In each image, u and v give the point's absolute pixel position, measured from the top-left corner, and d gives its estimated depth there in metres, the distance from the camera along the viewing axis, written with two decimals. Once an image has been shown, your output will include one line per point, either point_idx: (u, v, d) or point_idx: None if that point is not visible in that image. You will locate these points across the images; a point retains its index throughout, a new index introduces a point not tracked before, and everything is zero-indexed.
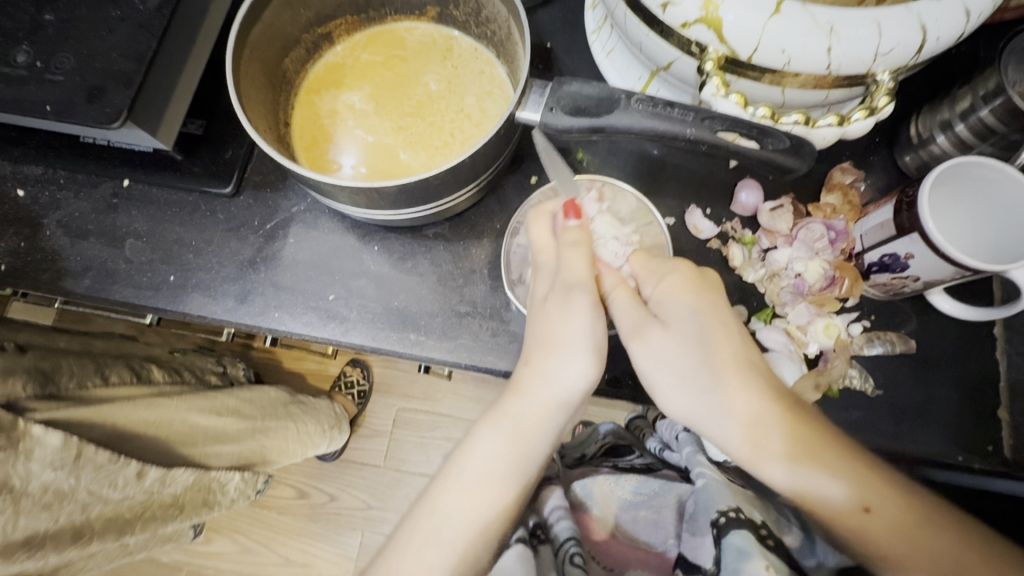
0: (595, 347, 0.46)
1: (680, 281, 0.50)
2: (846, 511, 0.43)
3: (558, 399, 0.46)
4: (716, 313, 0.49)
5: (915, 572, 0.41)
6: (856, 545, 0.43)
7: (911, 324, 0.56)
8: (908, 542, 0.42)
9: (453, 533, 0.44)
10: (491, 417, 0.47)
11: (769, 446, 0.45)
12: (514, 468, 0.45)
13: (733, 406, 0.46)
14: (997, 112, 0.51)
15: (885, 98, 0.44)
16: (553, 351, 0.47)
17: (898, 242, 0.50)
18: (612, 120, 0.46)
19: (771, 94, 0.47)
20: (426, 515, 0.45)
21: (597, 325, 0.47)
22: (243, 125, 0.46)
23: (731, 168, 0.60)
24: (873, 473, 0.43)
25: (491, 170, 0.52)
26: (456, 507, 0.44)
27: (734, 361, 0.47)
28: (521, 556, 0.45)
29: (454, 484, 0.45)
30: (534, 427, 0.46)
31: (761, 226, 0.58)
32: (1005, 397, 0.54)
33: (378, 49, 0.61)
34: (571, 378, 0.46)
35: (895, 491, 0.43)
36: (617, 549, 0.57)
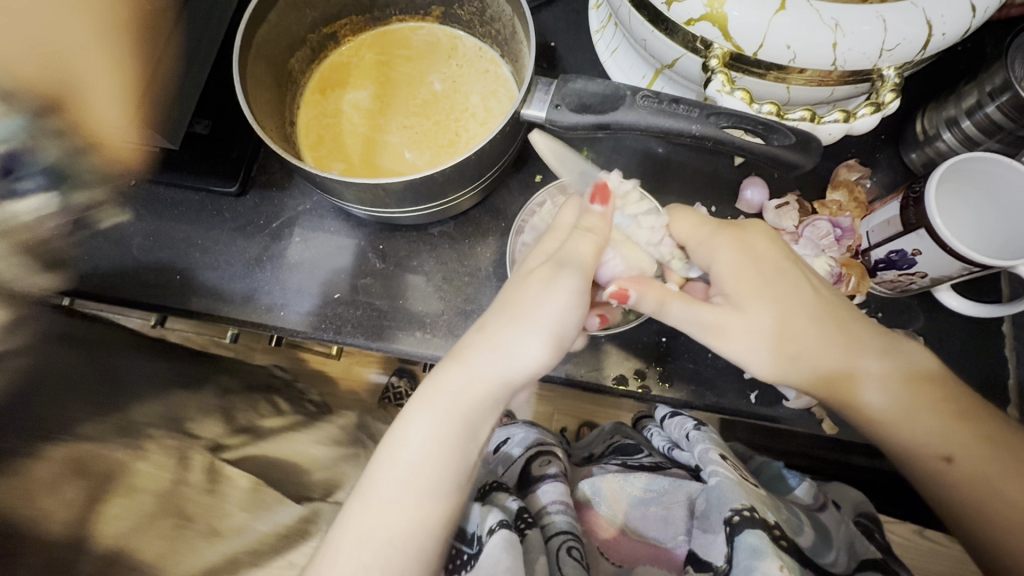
0: (552, 333, 0.44)
1: (736, 255, 0.47)
2: (922, 457, 0.43)
3: (504, 377, 0.44)
4: (781, 280, 0.46)
5: (990, 515, 0.41)
6: (931, 491, 0.43)
7: (919, 321, 0.56)
8: (990, 491, 0.41)
9: (384, 523, 0.40)
10: (427, 397, 0.43)
11: (834, 389, 0.45)
12: (452, 450, 0.42)
13: (815, 366, 0.46)
14: (1003, 108, 0.50)
15: (891, 94, 0.44)
16: (513, 326, 0.44)
17: (905, 238, 0.49)
18: (617, 117, 0.46)
19: (776, 91, 0.48)
20: (359, 501, 0.41)
21: (569, 305, 0.45)
22: (252, 126, 0.46)
23: (735, 166, 0.60)
24: (959, 423, 0.42)
25: (496, 168, 0.52)
26: (390, 497, 0.41)
27: (814, 320, 0.46)
28: (505, 543, 0.46)
29: (389, 467, 0.42)
30: (473, 405, 0.43)
31: (766, 223, 0.58)
32: (1014, 395, 0.54)
33: (383, 49, 0.62)
34: (522, 359, 0.44)
35: (975, 433, 0.42)
36: (627, 546, 0.57)
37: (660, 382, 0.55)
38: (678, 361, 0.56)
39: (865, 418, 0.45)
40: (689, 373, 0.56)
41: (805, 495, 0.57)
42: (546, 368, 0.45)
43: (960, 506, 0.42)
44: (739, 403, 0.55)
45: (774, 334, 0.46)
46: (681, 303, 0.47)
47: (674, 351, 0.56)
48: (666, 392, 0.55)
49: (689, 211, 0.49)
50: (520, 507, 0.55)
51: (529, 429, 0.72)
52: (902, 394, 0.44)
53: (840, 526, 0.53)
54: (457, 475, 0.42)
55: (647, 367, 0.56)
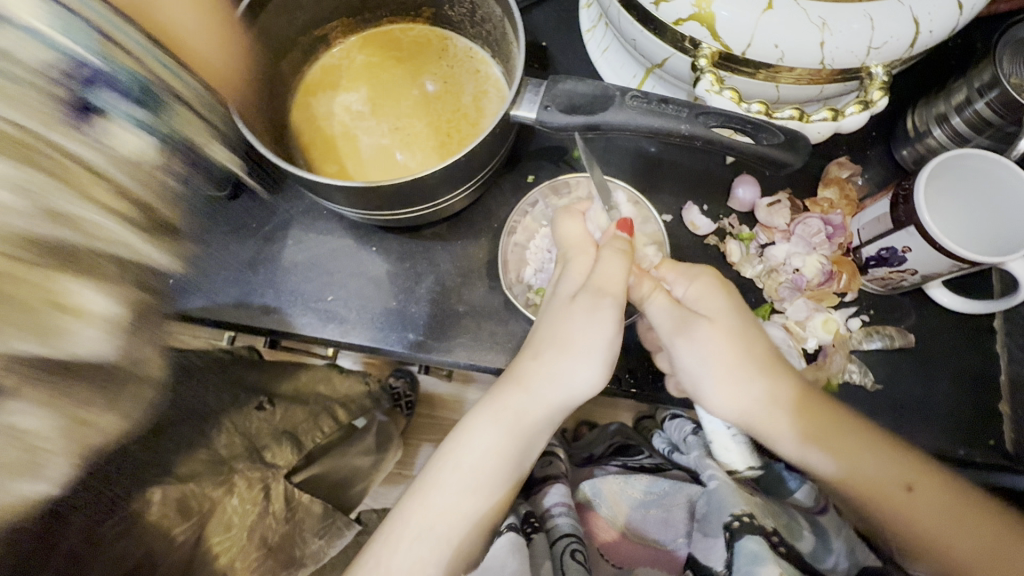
0: (607, 361, 0.45)
1: (712, 282, 0.49)
2: (890, 485, 0.47)
3: (562, 401, 0.46)
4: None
5: (931, 533, 0.47)
6: (884, 512, 0.48)
7: (911, 318, 0.56)
8: (942, 519, 0.47)
9: (445, 533, 0.46)
10: (495, 412, 0.47)
11: (819, 431, 0.48)
12: (510, 464, 0.47)
13: (790, 395, 0.48)
14: (993, 104, 0.50)
15: (879, 91, 0.44)
16: (565, 356, 0.45)
17: (895, 236, 0.50)
18: (607, 117, 0.46)
19: (765, 89, 0.48)
20: (417, 504, 0.46)
21: (617, 335, 0.45)
22: (241, 131, 0.46)
23: (727, 164, 0.60)
24: (904, 454, 0.48)
25: (487, 170, 0.52)
26: (449, 504, 0.46)
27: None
28: (511, 545, 0.47)
29: (452, 478, 0.47)
30: (535, 422, 0.47)
31: (758, 222, 0.58)
32: (1006, 391, 0.54)
33: (375, 51, 0.62)
34: (577, 386, 0.45)
35: (930, 469, 0.48)
36: (628, 548, 0.57)
37: (654, 381, 0.55)
38: None
39: (833, 452, 0.48)
40: None
41: (804, 497, 0.56)
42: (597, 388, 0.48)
43: (920, 545, 0.47)
44: None
45: (757, 361, 0.48)
46: (657, 306, 0.49)
47: None
48: (660, 392, 0.55)
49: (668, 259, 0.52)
50: (527, 511, 0.56)
51: None
52: (858, 424, 0.48)
53: (842, 528, 0.53)
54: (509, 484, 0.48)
55: (641, 366, 0.56)
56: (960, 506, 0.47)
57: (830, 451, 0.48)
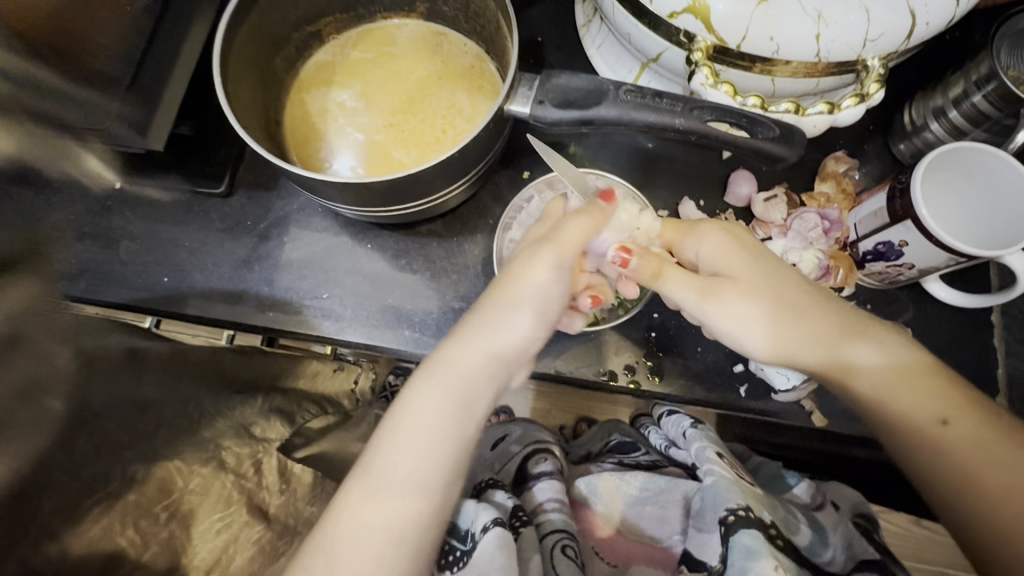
0: (538, 302, 0.44)
1: (724, 239, 0.48)
2: (921, 420, 0.42)
3: (497, 349, 0.44)
4: (757, 253, 0.47)
5: (985, 478, 0.40)
6: (919, 450, 0.43)
7: (909, 313, 0.56)
8: (985, 456, 0.41)
9: (381, 505, 0.39)
10: (428, 365, 0.43)
11: (852, 368, 0.45)
12: (452, 425, 0.41)
13: (815, 334, 0.45)
14: (990, 98, 0.51)
15: (876, 84, 0.44)
16: (498, 305, 0.45)
17: (892, 230, 0.49)
18: (601, 111, 0.46)
19: (761, 83, 0.47)
20: (360, 482, 0.39)
21: (553, 279, 0.45)
22: (235, 129, 0.46)
23: (723, 160, 0.60)
24: (953, 389, 0.43)
25: (482, 165, 0.52)
26: (386, 472, 0.39)
27: (798, 288, 0.46)
28: (498, 540, 0.47)
29: (394, 438, 0.40)
30: (473, 376, 0.43)
31: (755, 216, 0.58)
32: (1003, 386, 0.54)
33: (368, 47, 0.61)
34: (507, 332, 0.44)
35: (969, 402, 0.42)
36: (623, 546, 0.58)
37: (650, 376, 0.55)
38: (668, 356, 0.56)
39: (851, 383, 0.45)
40: (679, 368, 0.55)
41: (803, 494, 0.58)
42: (539, 341, 0.46)
43: (958, 479, 0.41)
44: (728, 397, 0.55)
45: (770, 316, 0.46)
46: (677, 283, 0.47)
47: (664, 345, 0.56)
48: (657, 388, 0.55)
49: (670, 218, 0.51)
50: (514, 504, 0.55)
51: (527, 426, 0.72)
52: (882, 365, 0.44)
53: (838, 525, 0.54)
54: (463, 450, 0.41)
55: (637, 362, 0.56)
56: (1009, 435, 0.41)
57: (849, 382, 0.45)
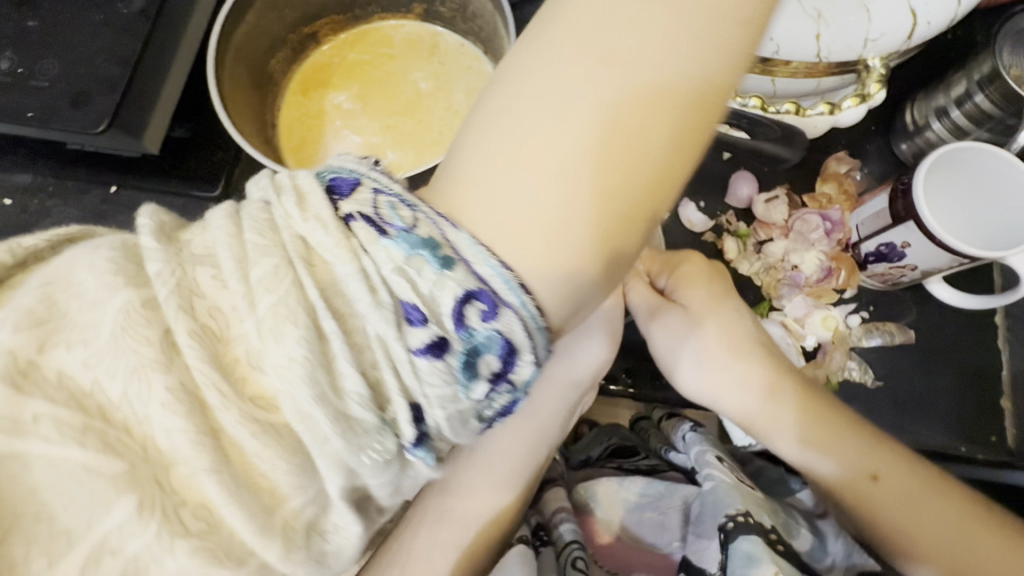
0: (611, 329, 0.44)
1: (695, 269, 0.50)
2: (853, 477, 0.45)
3: (570, 379, 0.44)
4: (723, 300, 0.49)
5: (917, 536, 0.43)
6: (856, 511, 0.45)
7: (911, 314, 0.55)
8: (919, 513, 0.43)
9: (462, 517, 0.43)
10: None
11: (794, 421, 0.47)
12: (529, 454, 0.44)
13: (775, 383, 0.47)
14: (992, 97, 0.51)
15: (876, 84, 0.43)
16: (572, 336, 0.42)
17: (894, 231, 0.49)
18: None
19: (762, 84, 0.47)
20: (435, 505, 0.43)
21: (615, 303, 0.44)
22: (231, 132, 0.45)
23: (724, 159, 0.59)
24: (884, 448, 0.45)
25: None
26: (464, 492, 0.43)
27: (743, 335, 0.49)
28: (521, 558, 0.43)
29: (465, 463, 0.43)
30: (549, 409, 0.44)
31: (756, 218, 0.57)
32: (1008, 388, 0.54)
33: (365, 48, 0.61)
34: (583, 363, 0.44)
35: (899, 458, 0.45)
36: (622, 553, 0.58)
37: (651, 380, 0.55)
38: None
39: (818, 446, 0.46)
40: None
41: (805, 498, 0.57)
42: (604, 365, 0.46)
43: (886, 534, 0.44)
44: None
45: (745, 356, 0.48)
46: (635, 293, 0.50)
47: None
48: (658, 391, 0.55)
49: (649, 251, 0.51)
50: (535, 524, 0.57)
51: None
52: (846, 424, 0.46)
53: (838, 530, 0.53)
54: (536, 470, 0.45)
55: (638, 366, 0.55)
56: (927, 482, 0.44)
57: (819, 447, 0.46)
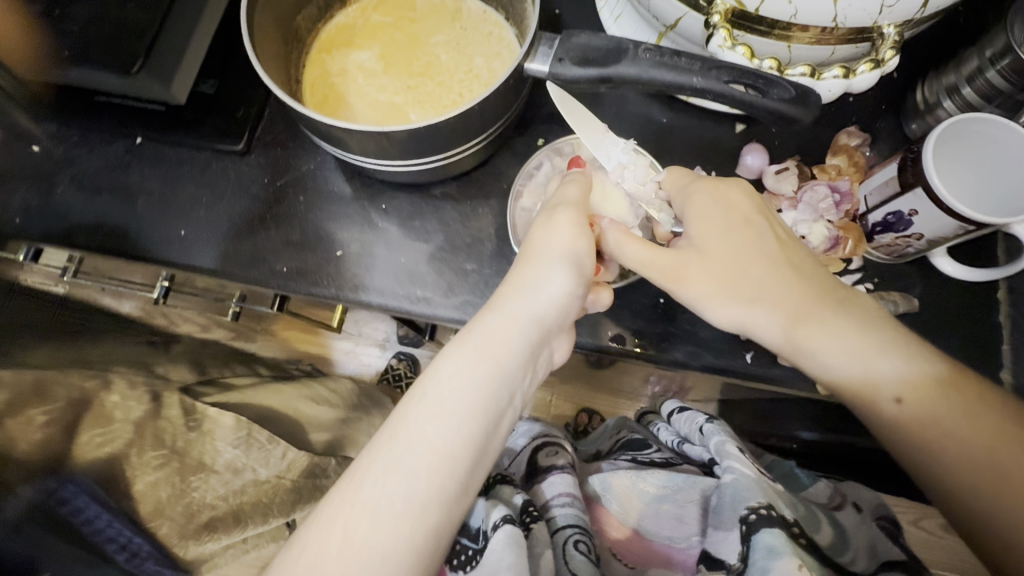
0: (574, 263, 0.46)
1: (706, 202, 0.49)
2: (874, 394, 0.45)
3: (535, 316, 0.45)
4: (747, 228, 0.48)
5: (940, 444, 0.44)
6: (879, 424, 0.46)
7: (917, 288, 0.56)
8: (940, 419, 0.44)
9: (412, 468, 0.39)
10: (462, 335, 0.44)
11: (810, 350, 0.47)
12: (484, 413, 0.41)
13: (790, 305, 0.47)
14: (1003, 72, 0.51)
15: (891, 51, 0.45)
16: (531, 268, 0.46)
17: (903, 198, 0.50)
18: (620, 69, 0.45)
19: (778, 49, 0.48)
20: (385, 463, 0.39)
21: (578, 236, 0.46)
22: (258, 76, 0.47)
23: (737, 132, 0.61)
24: (906, 358, 0.45)
25: (499, 124, 0.52)
26: (419, 450, 0.39)
27: (771, 266, 0.48)
28: (508, 539, 0.52)
29: (418, 406, 0.41)
30: (510, 341, 0.44)
31: (766, 188, 0.58)
32: (1009, 360, 0.55)
33: (388, 11, 0.62)
34: (548, 295, 0.45)
35: (921, 370, 0.45)
36: (641, 549, 0.62)
37: (657, 342, 0.56)
38: (676, 323, 0.56)
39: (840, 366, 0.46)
40: (688, 335, 0.56)
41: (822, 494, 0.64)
42: (576, 300, 0.47)
43: (926, 454, 0.44)
44: (736, 364, 0.55)
45: (766, 300, 0.47)
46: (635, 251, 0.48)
47: (671, 313, 0.56)
48: (665, 352, 0.56)
49: (677, 167, 0.52)
50: (525, 502, 0.59)
51: (533, 423, 0.79)
52: (888, 355, 0.45)
53: (857, 525, 0.60)
54: (485, 426, 0.41)
55: (646, 329, 0.56)
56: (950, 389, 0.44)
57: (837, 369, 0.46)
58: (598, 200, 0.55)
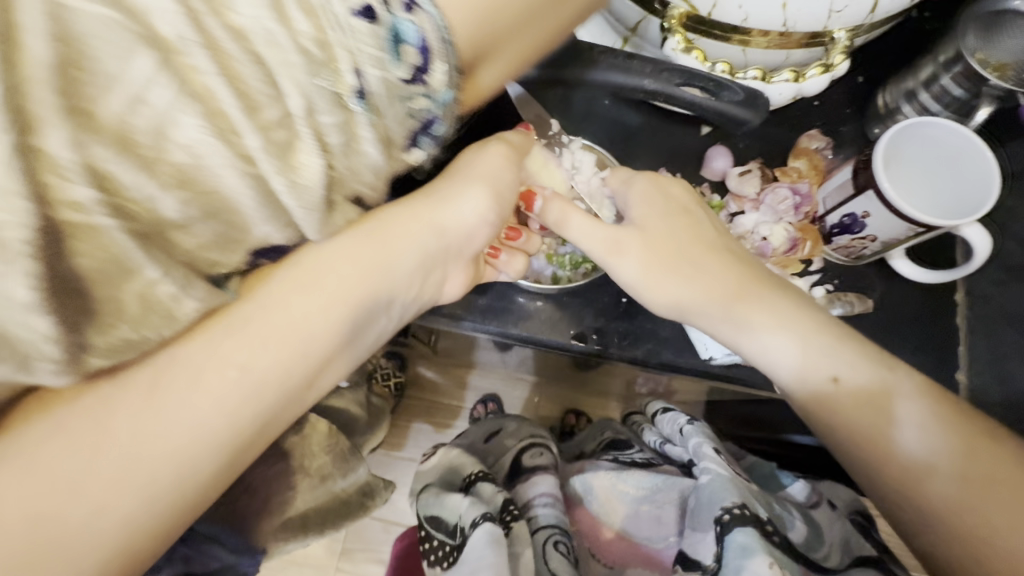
0: (494, 189, 0.46)
1: (647, 188, 0.51)
2: (813, 377, 0.45)
3: (441, 227, 0.44)
4: (687, 215, 0.50)
5: (872, 439, 0.43)
6: (817, 409, 0.45)
7: (876, 290, 0.57)
8: (875, 412, 0.43)
9: (262, 337, 0.36)
10: (362, 221, 0.40)
11: (767, 345, 0.46)
12: (357, 302, 0.39)
13: (724, 277, 0.48)
14: (957, 78, 0.52)
15: (840, 56, 0.46)
16: (454, 182, 0.46)
17: (856, 201, 0.51)
18: (574, 71, 0.45)
19: (733, 53, 0.49)
20: (230, 331, 0.35)
21: (507, 166, 0.48)
22: None
23: (703, 135, 0.61)
24: (842, 346, 0.45)
25: (463, 125, 0.53)
26: (278, 320, 0.36)
27: (711, 247, 0.50)
28: (488, 538, 0.54)
29: (292, 278, 0.37)
30: (404, 241, 0.42)
31: (730, 191, 0.59)
32: (965, 362, 0.55)
33: None
34: (459, 213, 0.45)
35: (867, 360, 0.44)
36: (620, 549, 0.63)
37: (618, 340, 0.57)
38: (636, 321, 0.57)
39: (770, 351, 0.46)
40: (646, 333, 0.57)
41: (800, 493, 0.64)
42: (485, 228, 0.47)
43: (861, 448, 0.43)
44: (695, 362, 0.56)
45: (707, 282, 0.48)
46: (578, 225, 0.49)
47: (632, 311, 0.57)
48: (625, 350, 0.56)
49: (619, 165, 0.54)
50: (505, 500, 0.60)
51: (519, 422, 0.80)
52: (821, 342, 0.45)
53: (834, 523, 0.59)
54: (350, 319, 0.39)
55: (608, 327, 0.57)
56: (910, 385, 0.43)
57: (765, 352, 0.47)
58: (546, 176, 0.54)
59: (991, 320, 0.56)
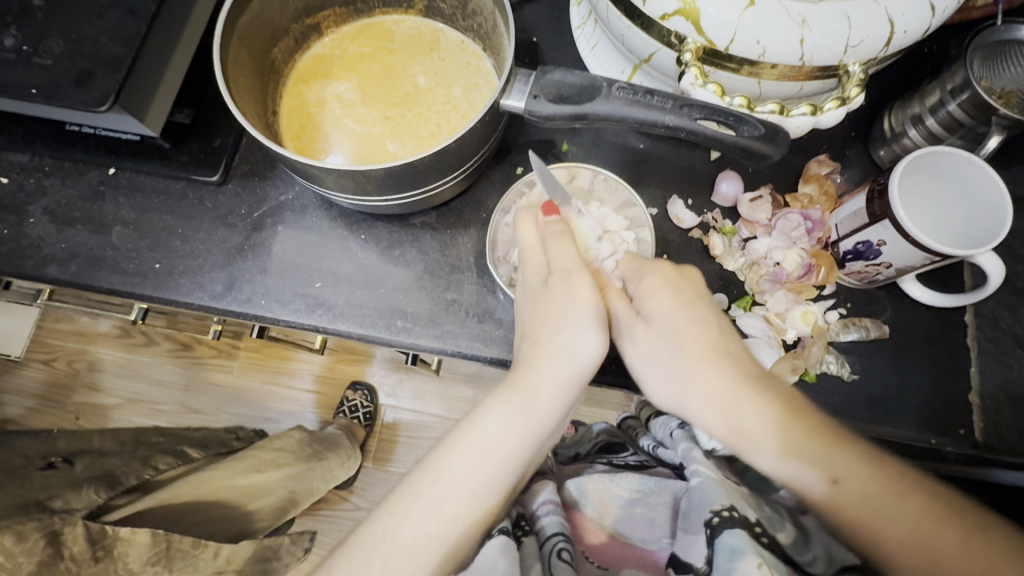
0: (601, 321, 0.45)
1: (662, 286, 0.50)
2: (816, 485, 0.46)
3: (574, 376, 0.45)
4: (694, 312, 0.49)
5: (882, 534, 0.45)
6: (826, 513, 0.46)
7: (886, 312, 0.57)
8: (876, 508, 0.45)
9: (451, 508, 0.45)
10: (505, 389, 0.45)
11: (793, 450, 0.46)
12: (519, 457, 0.45)
13: (752, 397, 0.47)
14: (964, 106, 0.52)
15: (856, 88, 0.46)
16: (558, 331, 0.45)
17: (871, 229, 0.51)
18: (595, 107, 0.46)
19: (748, 85, 0.49)
20: (418, 500, 0.45)
21: (591, 302, 0.45)
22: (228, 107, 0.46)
23: (712, 160, 0.62)
24: (843, 449, 0.46)
25: (477, 157, 0.52)
26: (451, 496, 0.45)
27: (713, 352, 0.48)
28: (502, 547, 0.50)
29: (455, 452, 0.45)
30: (553, 400, 0.45)
31: (741, 216, 0.60)
32: (976, 382, 0.56)
33: (367, 41, 0.62)
34: (582, 356, 0.45)
35: (861, 459, 0.46)
36: (614, 551, 0.61)
37: None
38: None
39: (800, 466, 0.46)
40: None
41: (789, 496, 0.60)
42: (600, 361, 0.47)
43: (873, 544, 0.45)
44: None
45: (726, 398, 0.47)
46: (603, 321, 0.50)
47: None
48: None
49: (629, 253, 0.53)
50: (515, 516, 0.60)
51: None
52: (819, 450, 0.46)
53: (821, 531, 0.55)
54: (513, 473, 0.46)
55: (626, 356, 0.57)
56: (893, 486, 0.45)
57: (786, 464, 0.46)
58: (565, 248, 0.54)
59: (998, 341, 0.57)
